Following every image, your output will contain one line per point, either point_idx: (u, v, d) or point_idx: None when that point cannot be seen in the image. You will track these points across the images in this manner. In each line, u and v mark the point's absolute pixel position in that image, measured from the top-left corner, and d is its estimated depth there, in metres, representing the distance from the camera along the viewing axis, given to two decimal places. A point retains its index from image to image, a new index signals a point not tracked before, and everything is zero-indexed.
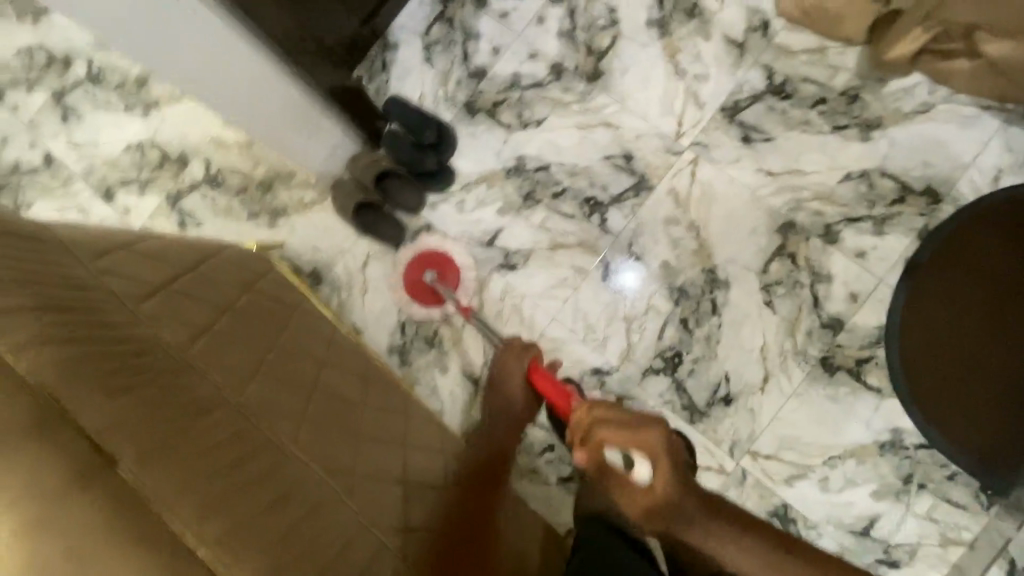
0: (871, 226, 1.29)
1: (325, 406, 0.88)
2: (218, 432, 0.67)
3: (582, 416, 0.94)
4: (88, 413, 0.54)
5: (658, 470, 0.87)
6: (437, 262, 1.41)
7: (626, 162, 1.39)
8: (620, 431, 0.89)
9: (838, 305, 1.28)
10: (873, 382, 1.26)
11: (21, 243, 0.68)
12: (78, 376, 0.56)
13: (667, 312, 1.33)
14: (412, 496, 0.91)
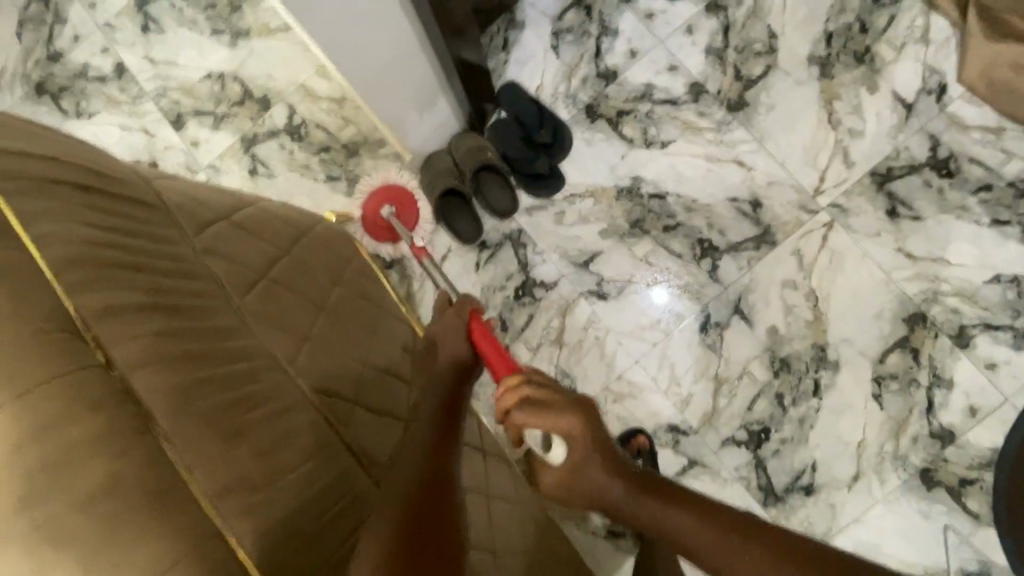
0: (1010, 338, 1.16)
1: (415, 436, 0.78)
2: (315, 467, 0.60)
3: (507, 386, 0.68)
4: (189, 447, 0.52)
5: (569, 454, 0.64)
6: (394, 196, 1.20)
7: (752, 209, 1.25)
8: (534, 414, 0.62)
9: (954, 416, 1.16)
10: (973, 506, 1.15)
11: (142, 220, 0.61)
12: (183, 402, 0.54)
13: (763, 382, 1.21)
14: (504, 556, 0.78)
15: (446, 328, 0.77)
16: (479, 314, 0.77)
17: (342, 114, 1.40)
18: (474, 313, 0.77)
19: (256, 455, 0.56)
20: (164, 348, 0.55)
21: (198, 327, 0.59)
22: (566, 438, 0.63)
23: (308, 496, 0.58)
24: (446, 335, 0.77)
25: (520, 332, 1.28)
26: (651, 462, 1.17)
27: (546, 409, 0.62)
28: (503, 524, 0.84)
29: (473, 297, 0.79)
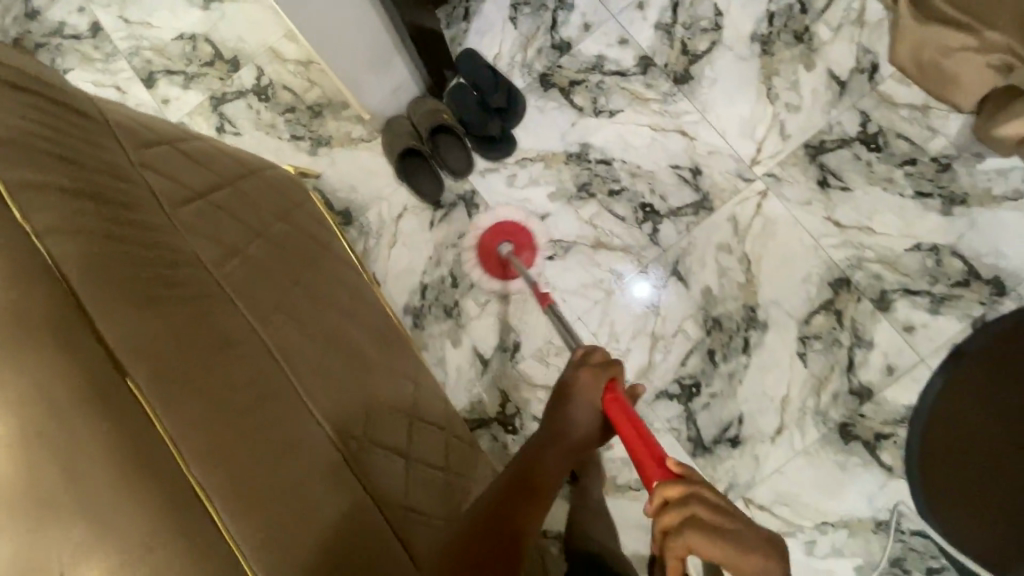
0: (927, 303, 1.23)
1: (353, 372, 0.83)
2: (233, 358, 0.66)
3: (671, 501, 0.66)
4: (102, 311, 0.59)
5: None
6: (512, 233, 1.34)
7: (692, 177, 1.32)
8: (710, 544, 0.64)
9: (872, 374, 1.23)
10: (886, 459, 1.22)
11: (74, 121, 0.67)
12: (97, 273, 0.60)
13: (696, 339, 1.28)
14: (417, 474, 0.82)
15: (584, 392, 0.85)
16: (621, 387, 0.85)
17: (308, 77, 1.45)
18: (611, 385, 0.85)
19: (175, 345, 0.62)
20: (82, 230, 0.60)
21: (122, 219, 0.65)
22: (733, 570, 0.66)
23: (238, 407, 0.64)
24: (584, 394, 0.85)
25: (471, 288, 1.35)
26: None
27: (731, 542, 0.64)
28: (423, 446, 0.88)
29: (617, 364, 0.87)
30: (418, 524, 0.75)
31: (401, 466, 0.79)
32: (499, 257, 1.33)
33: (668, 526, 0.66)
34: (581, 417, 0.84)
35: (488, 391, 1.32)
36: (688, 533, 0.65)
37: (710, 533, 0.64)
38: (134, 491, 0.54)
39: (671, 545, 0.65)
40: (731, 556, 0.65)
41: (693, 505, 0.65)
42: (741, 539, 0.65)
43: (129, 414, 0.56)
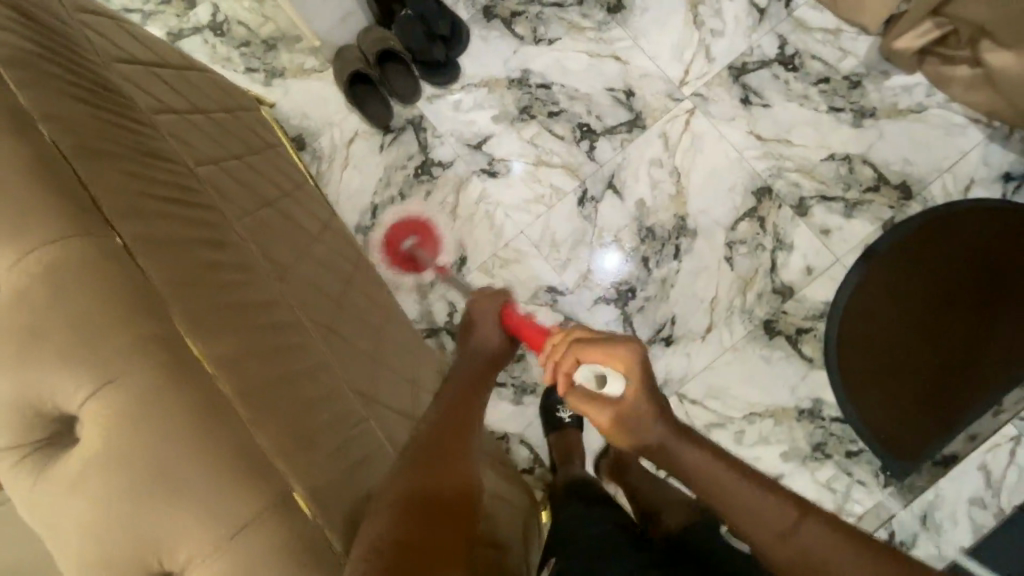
0: (842, 207, 1.33)
1: (286, 237, 0.87)
2: (178, 182, 0.71)
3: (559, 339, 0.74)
4: (54, 119, 0.62)
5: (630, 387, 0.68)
6: (416, 228, 1.40)
7: (626, 98, 1.40)
8: (592, 346, 0.70)
9: (793, 275, 1.32)
10: (807, 352, 1.30)
11: None
12: (50, 89, 0.64)
13: (631, 248, 1.36)
14: (343, 320, 0.89)
15: (482, 318, 0.92)
16: (515, 306, 0.93)
17: (262, 13, 1.51)
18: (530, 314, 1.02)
19: (111, 146, 0.65)
20: (16, 38, 0.63)
21: (57, 41, 0.68)
22: (630, 376, 0.68)
23: (180, 219, 0.67)
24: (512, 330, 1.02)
25: (419, 207, 1.41)
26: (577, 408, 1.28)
27: (608, 338, 0.70)
28: (353, 307, 0.95)
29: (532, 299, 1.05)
30: (349, 370, 0.80)
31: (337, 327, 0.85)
32: (403, 252, 1.39)
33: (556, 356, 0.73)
34: (492, 336, 0.90)
35: (437, 302, 1.38)
36: (574, 348, 0.71)
37: (589, 343, 0.71)
38: (79, 251, 0.59)
39: (562, 361, 0.72)
40: (611, 355, 0.69)
41: (569, 335, 0.75)
42: (616, 339, 0.70)
43: (85, 209, 0.60)
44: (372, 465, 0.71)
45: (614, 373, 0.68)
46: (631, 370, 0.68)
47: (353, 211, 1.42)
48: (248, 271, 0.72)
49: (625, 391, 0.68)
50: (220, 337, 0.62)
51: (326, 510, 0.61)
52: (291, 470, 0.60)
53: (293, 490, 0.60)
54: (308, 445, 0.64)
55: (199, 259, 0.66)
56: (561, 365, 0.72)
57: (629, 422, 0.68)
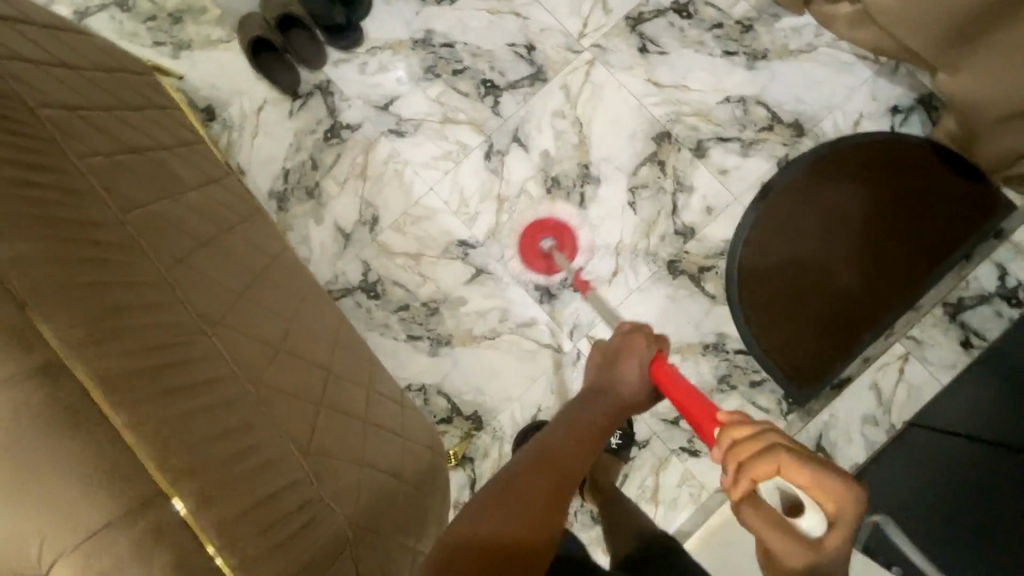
0: (738, 147, 1.37)
1: (153, 178, 0.88)
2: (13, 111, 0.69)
3: (749, 435, 0.63)
4: None
5: (834, 526, 0.57)
6: (554, 229, 1.38)
7: (527, 53, 1.43)
8: (807, 470, 0.58)
9: (693, 216, 1.36)
10: (709, 288, 1.34)
11: None
12: None
13: (538, 198, 1.39)
14: (216, 253, 0.88)
15: (635, 354, 0.90)
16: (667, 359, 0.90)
17: None
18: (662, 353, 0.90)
19: None
20: None
21: None
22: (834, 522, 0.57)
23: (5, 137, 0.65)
24: (628, 355, 0.91)
25: (331, 170, 1.43)
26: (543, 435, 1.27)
27: (822, 463, 0.58)
28: (239, 248, 0.96)
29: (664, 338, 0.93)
30: (194, 295, 0.75)
31: (207, 263, 0.84)
32: (543, 252, 1.37)
33: (744, 457, 0.62)
34: (631, 381, 0.89)
35: (351, 262, 1.40)
36: (770, 453, 0.60)
37: (790, 454, 0.60)
38: None
39: (755, 466, 0.60)
40: (820, 482, 0.57)
41: (760, 433, 0.64)
42: (837, 473, 0.58)
43: None
44: (220, 410, 0.65)
45: (815, 512, 0.57)
46: (840, 511, 0.57)
47: (264, 177, 1.43)
48: (74, 194, 0.68)
49: (827, 539, 0.57)
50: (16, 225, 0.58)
51: (112, 391, 0.56)
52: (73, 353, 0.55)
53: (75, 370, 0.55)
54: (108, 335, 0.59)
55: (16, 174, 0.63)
56: (746, 470, 0.61)
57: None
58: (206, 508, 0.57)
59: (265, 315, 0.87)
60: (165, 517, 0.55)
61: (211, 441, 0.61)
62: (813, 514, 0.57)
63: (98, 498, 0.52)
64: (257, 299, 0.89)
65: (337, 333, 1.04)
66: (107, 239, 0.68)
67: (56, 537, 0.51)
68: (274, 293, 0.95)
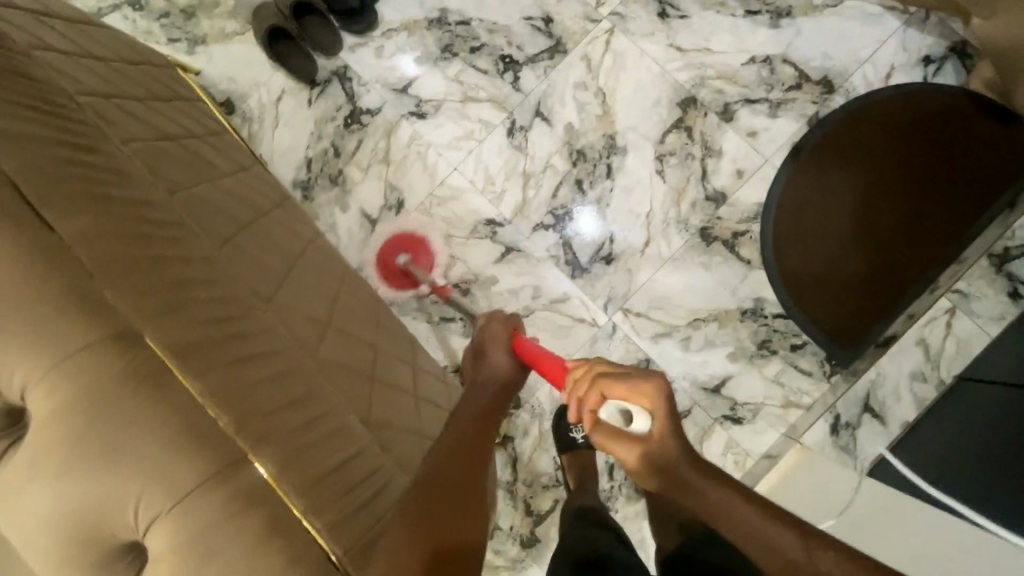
0: (767, 108, 1.34)
1: (189, 165, 0.87)
2: (58, 93, 0.69)
3: (583, 372, 0.72)
4: None
5: (657, 422, 0.65)
6: (407, 244, 1.38)
7: (545, 25, 1.40)
8: (617, 381, 0.67)
9: (723, 180, 1.33)
10: (744, 254, 1.32)
11: None
12: None
13: (563, 172, 1.37)
14: (256, 234, 0.88)
15: (494, 342, 0.88)
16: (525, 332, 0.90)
17: None
18: (517, 327, 0.91)
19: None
20: None
21: None
22: (652, 413, 0.65)
23: (54, 124, 0.66)
24: (492, 343, 0.88)
25: (353, 156, 1.42)
26: None
27: (632, 373, 0.67)
28: (275, 231, 0.95)
29: (517, 317, 0.94)
30: (248, 275, 0.77)
31: (250, 246, 0.83)
32: (398, 268, 1.35)
33: (582, 394, 0.70)
34: (500, 363, 0.85)
35: (379, 247, 1.39)
36: (599, 380, 0.69)
37: (610, 374, 0.68)
38: None
39: (587, 397, 0.69)
40: (634, 389, 0.66)
41: (593, 366, 0.72)
42: (640, 373, 0.67)
43: None
44: (280, 379, 0.67)
45: (640, 413, 0.65)
46: (657, 406, 0.65)
47: (288, 167, 1.43)
48: (126, 176, 0.69)
49: (651, 430, 0.65)
50: (84, 214, 0.63)
51: (187, 362, 0.61)
52: (150, 326, 0.60)
53: (148, 342, 0.60)
54: (173, 309, 0.63)
55: (72, 162, 0.65)
56: (585, 402, 0.69)
57: (659, 468, 0.64)
58: (289, 467, 0.61)
59: (310, 290, 0.88)
60: (253, 478, 0.59)
61: (281, 409, 0.65)
62: (641, 419, 0.65)
63: (183, 460, 0.57)
64: (300, 275, 0.90)
65: (378, 311, 1.04)
66: (166, 221, 0.70)
67: (155, 499, 0.56)
68: (313, 271, 0.94)
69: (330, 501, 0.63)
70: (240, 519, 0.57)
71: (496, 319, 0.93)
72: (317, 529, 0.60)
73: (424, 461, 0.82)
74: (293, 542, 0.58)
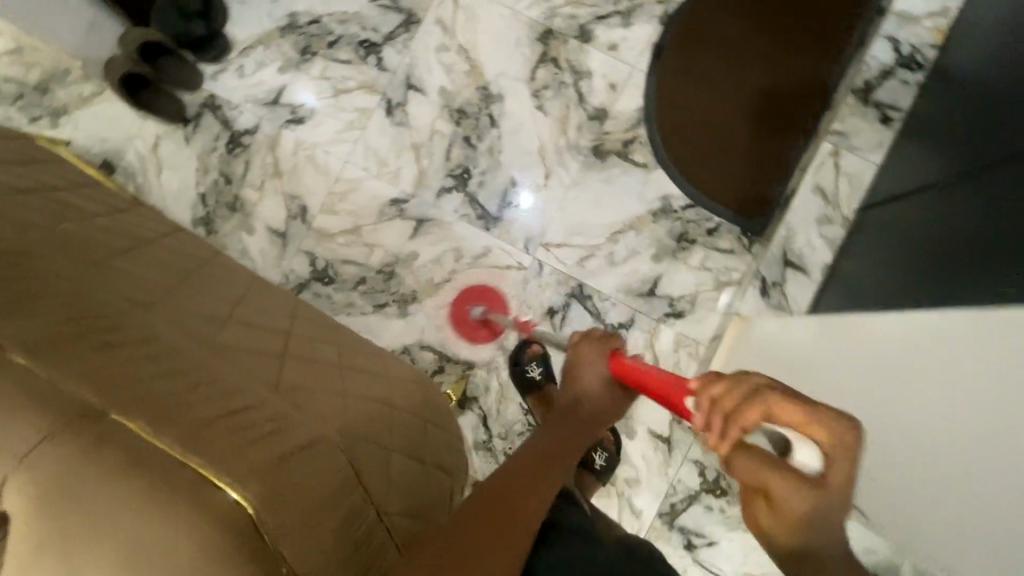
0: (619, 20, 1.39)
1: (51, 210, 0.86)
2: None
3: (731, 386, 0.55)
4: None
5: (834, 470, 0.50)
6: (481, 295, 1.35)
7: (392, 2, 1.43)
8: (797, 409, 0.51)
9: (600, 97, 1.37)
10: (639, 159, 1.36)
11: None
12: None
13: (450, 134, 1.39)
14: (140, 255, 0.88)
15: (586, 362, 0.81)
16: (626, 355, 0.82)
17: (23, 61, 1.46)
18: (616, 353, 0.81)
19: None
20: None
21: None
22: (831, 459, 0.51)
23: None
24: (589, 369, 0.81)
25: (245, 178, 1.42)
26: (547, 364, 1.26)
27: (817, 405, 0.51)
28: (165, 252, 0.95)
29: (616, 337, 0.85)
30: (126, 286, 0.76)
31: (128, 265, 0.82)
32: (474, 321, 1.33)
33: (736, 423, 0.53)
34: (593, 383, 0.80)
35: (296, 258, 1.39)
36: (763, 401, 0.52)
37: (781, 393, 0.53)
38: None
39: (740, 419, 0.53)
40: (814, 424, 0.51)
41: (750, 384, 0.54)
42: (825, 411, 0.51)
43: None
44: (158, 357, 0.66)
45: (807, 448, 0.52)
46: (837, 455, 0.51)
47: (184, 207, 1.41)
48: None
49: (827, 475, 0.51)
50: None
51: (29, 346, 0.59)
52: None
53: None
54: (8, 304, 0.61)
55: None
56: (737, 422, 0.53)
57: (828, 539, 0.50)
58: (160, 419, 0.58)
59: (204, 291, 0.88)
60: (112, 427, 0.57)
61: (159, 376, 0.63)
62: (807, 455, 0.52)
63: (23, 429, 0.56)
64: (193, 282, 0.90)
65: (293, 307, 1.03)
66: (15, 244, 0.69)
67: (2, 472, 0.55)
68: (213, 281, 0.95)
69: (214, 439, 0.60)
70: (92, 459, 0.55)
71: (586, 339, 0.84)
72: (196, 462, 0.57)
73: (349, 410, 0.80)
74: (156, 472, 0.55)
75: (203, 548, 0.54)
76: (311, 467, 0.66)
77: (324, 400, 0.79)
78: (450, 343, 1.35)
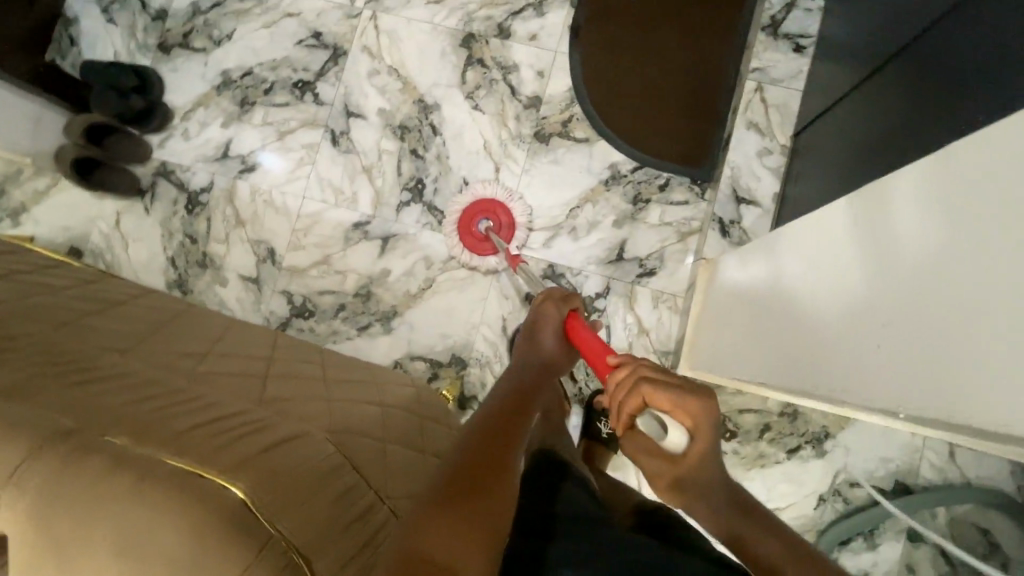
0: (533, 12, 1.45)
1: (21, 288, 0.88)
2: None
3: (622, 375, 0.69)
4: None
5: (694, 445, 0.64)
6: (490, 210, 1.36)
7: (317, 40, 1.48)
8: (668, 398, 0.64)
9: (531, 86, 1.43)
10: (580, 135, 1.41)
11: None
12: None
13: (397, 150, 1.44)
14: (111, 313, 0.90)
15: (549, 320, 0.90)
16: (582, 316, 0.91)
17: None
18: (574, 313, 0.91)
19: None
20: None
21: None
22: (695, 435, 0.64)
23: None
24: (546, 322, 0.90)
25: (210, 234, 1.45)
26: None
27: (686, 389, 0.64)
28: (138, 309, 0.97)
29: (575, 298, 0.94)
30: (95, 338, 0.77)
31: (101, 322, 0.84)
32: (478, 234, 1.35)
33: (620, 404, 0.68)
34: (551, 342, 0.89)
35: (273, 299, 1.41)
36: (641, 389, 0.66)
37: (658, 382, 0.65)
38: None
39: (625, 403, 0.67)
40: (680, 407, 0.64)
41: (637, 371, 0.68)
42: (696, 392, 0.64)
43: None
44: (133, 387, 0.67)
45: (675, 429, 0.64)
46: (700, 426, 0.64)
47: (156, 274, 1.44)
48: None
49: (691, 448, 0.64)
50: None
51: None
52: None
53: None
54: None
55: None
56: (623, 405, 0.67)
57: (695, 488, 0.67)
58: (141, 434, 0.60)
59: (177, 335, 0.90)
60: (93, 441, 0.57)
61: (135, 401, 0.65)
62: (677, 434, 0.64)
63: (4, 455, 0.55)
64: (164, 328, 0.92)
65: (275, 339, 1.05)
66: None
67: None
68: (184, 326, 0.96)
69: (197, 444, 0.62)
70: (77, 469, 0.55)
71: (549, 301, 0.93)
72: (185, 462, 0.59)
73: (336, 412, 0.84)
74: (144, 469, 0.56)
75: (195, 532, 0.55)
76: (304, 455, 0.70)
77: (308, 405, 0.83)
78: (456, 252, 1.38)
